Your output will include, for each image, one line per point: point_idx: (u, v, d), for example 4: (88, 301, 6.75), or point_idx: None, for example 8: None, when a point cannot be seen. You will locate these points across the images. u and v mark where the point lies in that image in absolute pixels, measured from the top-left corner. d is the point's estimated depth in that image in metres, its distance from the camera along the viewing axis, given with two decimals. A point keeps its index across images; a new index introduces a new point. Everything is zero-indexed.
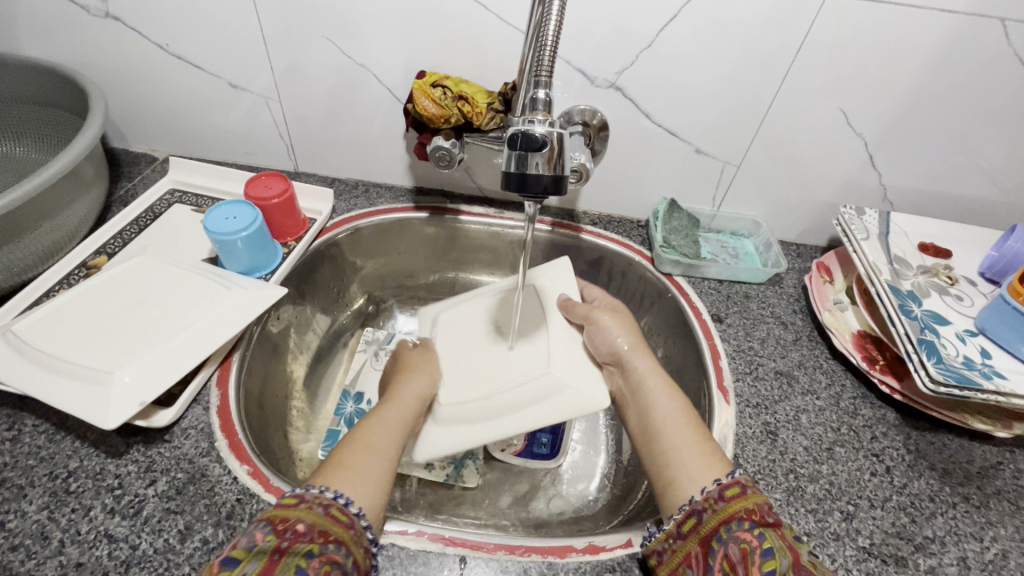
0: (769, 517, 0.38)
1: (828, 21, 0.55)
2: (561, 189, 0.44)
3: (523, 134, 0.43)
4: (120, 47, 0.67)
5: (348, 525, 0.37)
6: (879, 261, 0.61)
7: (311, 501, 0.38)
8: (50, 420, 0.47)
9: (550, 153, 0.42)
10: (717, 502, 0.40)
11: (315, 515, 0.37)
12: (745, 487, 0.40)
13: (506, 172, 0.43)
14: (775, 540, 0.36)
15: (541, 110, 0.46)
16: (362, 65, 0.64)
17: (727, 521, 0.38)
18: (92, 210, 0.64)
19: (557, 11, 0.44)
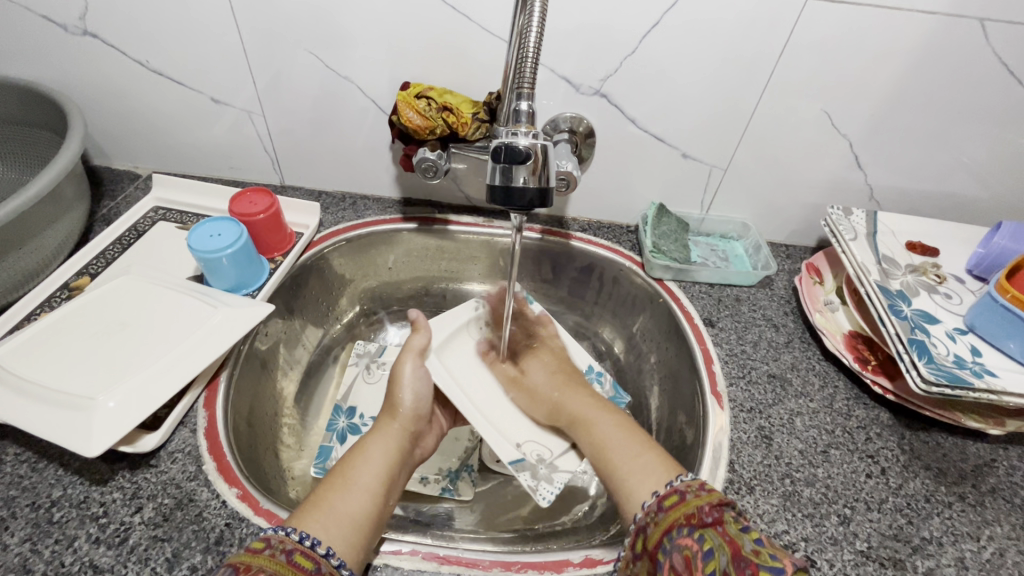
0: (706, 519, 0.38)
1: (809, 25, 0.55)
2: (547, 201, 0.44)
3: (506, 146, 0.42)
4: (99, 65, 0.66)
5: (312, 571, 0.36)
6: (867, 261, 0.61)
7: (275, 548, 0.37)
8: (32, 448, 0.46)
9: (535, 163, 0.42)
10: (657, 514, 0.41)
11: (278, 563, 0.36)
12: (682, 493, 0.41)
13: (492, 185, 0.43)
14: (714, 540, 0.37)
15: (525, 121, 0.46)
16: (345, 78, 0.64)
17: (669, 530, 0.40)
18: (74, 230, 0.63)
19: (537, 23, 0.44)
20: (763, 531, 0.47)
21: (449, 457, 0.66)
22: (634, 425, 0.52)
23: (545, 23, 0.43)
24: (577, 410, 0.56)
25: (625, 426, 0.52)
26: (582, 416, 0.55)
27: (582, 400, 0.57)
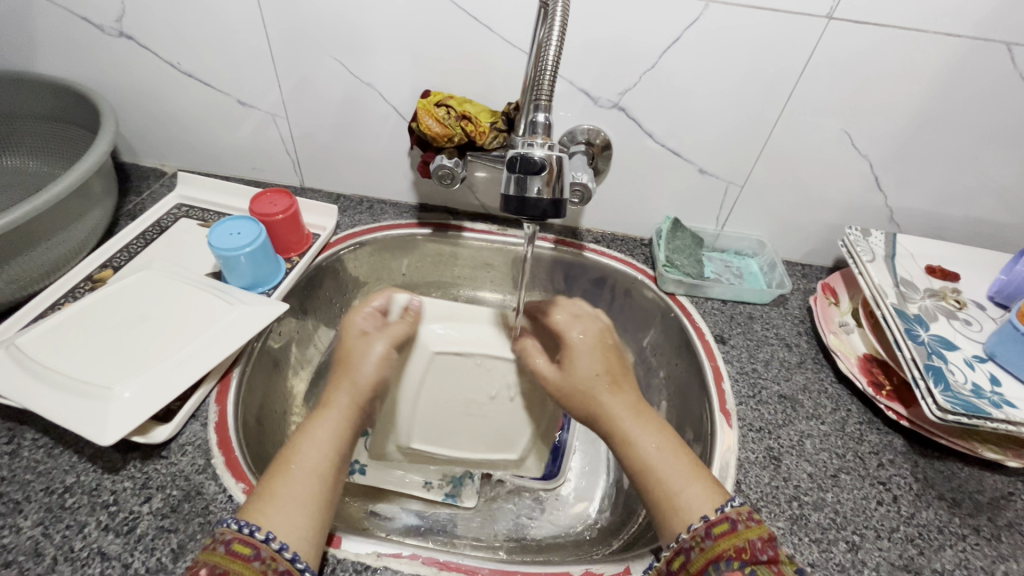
0: (761, 555, 0.36)
1: (830, 45, 0.55)
2: (560, 213, 0.43)
3: (522, 157, 0.42)
4: (132, 65, 0.69)
5: (251, 559, 0.35)
6: (885, 284, 0.60)
7: (262, 565, 0.35)
8: (49, 435, 0.47)
9: (549, 175, 0.42)
10: (705, 540, 0.38)
11: (216, 556, 0.35)
12: (734, 522, 0.38)
13: (505, 195, 0.43)
14: None
15: (540, 133, 0.47)
16: (368, 84, 0.65)
17: (716, 560, 0.37)
18: (101, 224, 0.65)
19: (557, 36, 0.44)
20: None
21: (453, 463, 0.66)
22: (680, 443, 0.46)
23: (564, 39, 0.44)
24: (614, 415, 0.47)
25: (673, 447, 0.45)
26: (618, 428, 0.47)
27: (620, 399, 0.48)
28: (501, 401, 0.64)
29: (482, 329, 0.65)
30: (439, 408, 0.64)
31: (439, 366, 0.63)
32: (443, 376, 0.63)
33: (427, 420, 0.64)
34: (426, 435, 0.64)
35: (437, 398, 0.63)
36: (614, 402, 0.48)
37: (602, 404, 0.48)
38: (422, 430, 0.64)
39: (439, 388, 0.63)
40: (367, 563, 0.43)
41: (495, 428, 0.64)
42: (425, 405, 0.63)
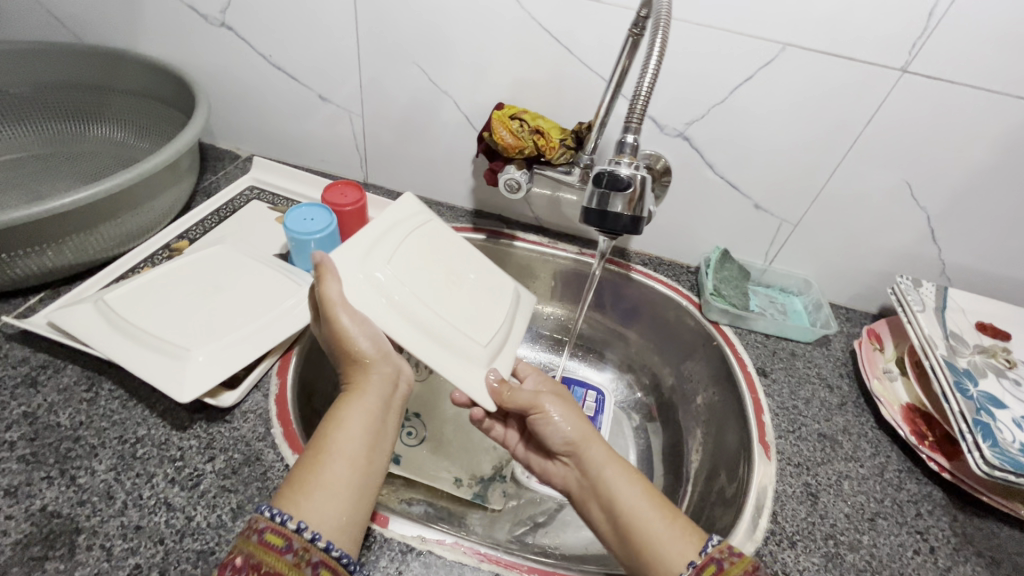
0: None
1: (899, 97, 0.57)
2: (638, 230, 0.45)
3: (610, 173, 0.44)
4: (227, 53, 0.73)
5: (283, 551, 0.35)
6: (935, 335, 0.60)
7: (295, 557, 0.36)
8: (125, 387, 0.50)
9: (633, 194, 0.44)
10: None
11: (249, 545, 0.35)
12: (719, 561, 0.38)
13: (587, 208, 0.45)
14: None
15: (627, 153, 0.49)
16: (445, 92, 0.69)
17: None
18: (182, 198, 0.69)
19: (653, 69, 0.46)
20: None
21: (483, 466, 0.69)
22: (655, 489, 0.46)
23: (661, 68, 0.46)
24: (597, 456, 0.49)
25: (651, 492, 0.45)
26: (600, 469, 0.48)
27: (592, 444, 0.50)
28: (457, 269, 0.58)
29: (386, 231, 0.54)
30: (450, 316, 0.53)
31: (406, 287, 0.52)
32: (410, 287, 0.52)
33: (461, 325, 0.53)
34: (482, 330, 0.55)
35: (437, 310, 0.52)
36: (598, 446, 0.49)
37: (585, 441, 0.50)
38: (474, 328, 0.54)
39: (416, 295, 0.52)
40: (412, 545, 0.44)
41: (483, 271, 0.60)
42: (442, 318, 0.52)
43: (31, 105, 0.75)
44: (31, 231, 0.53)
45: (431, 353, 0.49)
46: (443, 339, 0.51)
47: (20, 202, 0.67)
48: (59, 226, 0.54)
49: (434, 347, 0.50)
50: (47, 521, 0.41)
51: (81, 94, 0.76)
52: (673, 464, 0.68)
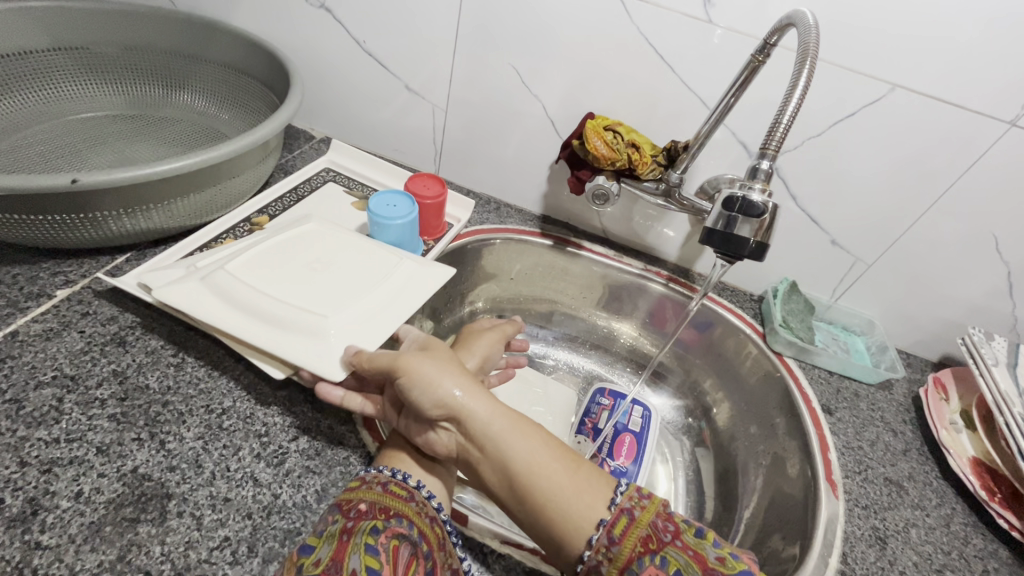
0: (663, 536, 0.40)
1: (1002, 149, 0.57)
2: (762, 258, 0.44)
3: (744, 199, 0.44)
4: (321, 34, 0.74)
5: (408, 499, 0.42)
6: (1011, 391, 0.60)
7: (416, 505, 0.42)
8: (211, 357, 0.50)
9: (764, 224, 0.44)
10: (611, 547, 0.39)
11: (377, 494, 0.41)
12: (629, 512, 0.41)
13: (712, 230, 0.45)
14: (679, 559, 0.38)
15: (761, 178, 0.47)
16: (535, 96, 0.69)
17: (628, 563, 0.39)
18: (264, 173, 0.69)
19: (794, 106, 0.46)
20: None
21: None
22: (551, 442, 0.44)
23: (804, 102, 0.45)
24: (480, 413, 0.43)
25: (549, 449, 0.43)
26: (491, 430, 0.43)
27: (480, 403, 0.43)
28: (347, 265, 0.54)
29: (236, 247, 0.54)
30: (299, 297, 0.49)
31: (234, 267, 0.51)
32: (245, 269, 0.51)
33: (309, 303, 0.49)
34: (339, 305, 0.49)
35: (279, 293, 0.49)
36: (478, 399, 0.44)
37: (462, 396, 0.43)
38: (329, 306, 0.49)
39: (260, 279, 0.50)
40: (492, 547, 0.45)
41: (371, 257, 0.56)
42: (275, 293, 0.49)
43: (120, 66, 0.76)
44: (131, 193, 0.53)
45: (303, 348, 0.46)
46: (307, 325, 0.47)
47: (105, 160, 0.68)
48: (157, 191, 0.54)
49: (256, 324, 0.47)
50: (138, 483, 0.41)
51: (169, 60, 0.77)
52: (724, 491, 0.68)
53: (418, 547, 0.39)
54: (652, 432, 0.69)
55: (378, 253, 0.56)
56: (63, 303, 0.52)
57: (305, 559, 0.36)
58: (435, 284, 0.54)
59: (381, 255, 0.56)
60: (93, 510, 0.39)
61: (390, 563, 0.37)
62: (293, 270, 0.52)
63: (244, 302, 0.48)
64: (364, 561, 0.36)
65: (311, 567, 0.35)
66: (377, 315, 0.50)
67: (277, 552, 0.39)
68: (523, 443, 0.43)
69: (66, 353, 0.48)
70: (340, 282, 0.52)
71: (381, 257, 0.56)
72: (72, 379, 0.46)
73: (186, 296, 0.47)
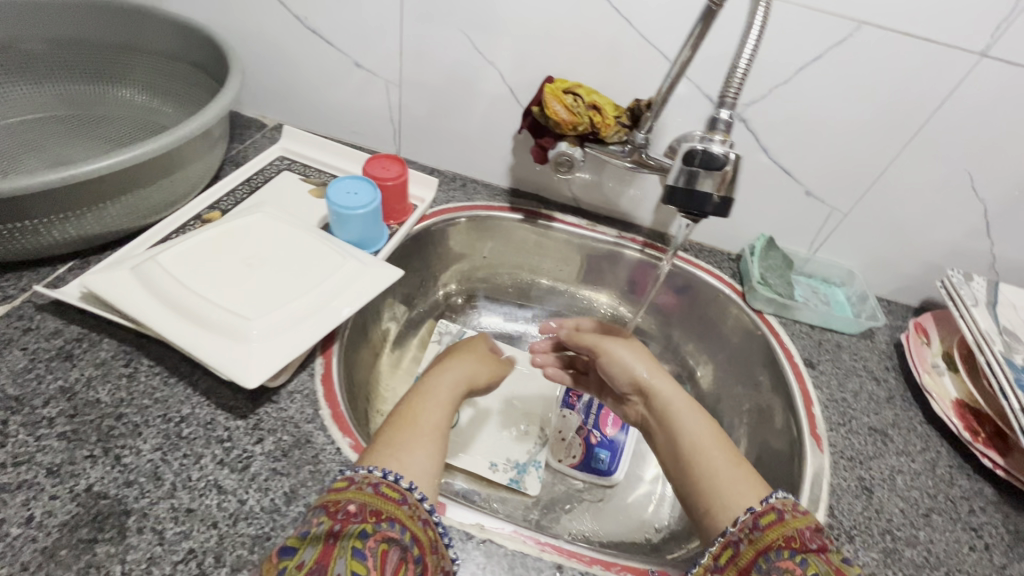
0: (809, 544, 0.39)
1: (974, 82, 0.55)
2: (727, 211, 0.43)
3: (705, 151, 0.41)
4: (259, 14, 0.69)
5: (401, 502, 0.38)
6: (991, 330, 0.59)
7: (410, 509, 0.38)
8: (165, 363, 0.48)
9: (726, 176, 0.41)
10: (753, 531, 0.41)
11: (366, 495, 0.37)
12: (780, 512, 0.41)
13: (673, 187, 0.42)
14: (819, 567, 0.37)
15: (720, 129, 0.44)
16: (491, 63, 0.66)
17: (766, 550, 0.39)
18: (212, 165, 0.65)
19: (751, 46, 0.44)
20: None
21: (518, 449, 0.68)
22: (737, 454, 0.48)
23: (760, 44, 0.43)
24: (660, 387, 0.56)
25: (721, 444, 0.49)
26: (704, 449, 0.49)
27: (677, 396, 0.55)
28: (289, 262, 0.52)
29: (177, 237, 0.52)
30: (227, 295, 0.47)
31: (164, 259, 0.48)
32: (176, 262, 0.48)
33: (240, 301, 0.46)
34: (270, 307, 0.47)
35: (208, 290, 0.46)
36: (686, 419, 0.52)
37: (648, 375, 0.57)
38: (257, 307, 0.46)
39: (193, 273, 0.48)
40: (472, 534, 0.43)
41: (315, 256, 0.53)
42: (204, 291, 0.46)
43: (48, 63, 0.71)
44: (62, 198, 0.49)
45: (227, 350, 0.43)
46: (231, 325, 0.44)
47: (40, 165, 0.64)
48: (91, 193, 0.51)
49: (181, 322, 0.44)
50: (93, 502, 0.39)
51: (99, 52, 0.72)
52: None
53: (409, 552, 0.36)
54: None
55: (320, 250, 0.54)
56: (2, 320, 0.49)
57: (288, 562, 0.34)
58: (378, 287, 0.52)
59: (326, 252, 0.54)
60: (47, 534, 0.37)
61: (378, 568, 0.34)
62: (229, 263, 0.50)
63: (171, 298, 0.45)
64: (350, 567, 0.33)
65: (294, 570, 0.34)
66: (312, 320, 0.48)
67: (246, 560, 0.38)
68: (716, 454, 0.48)
69: (8, 372, 0.45)
70: (279, 281, 0.49)
71: (326, 255, 0.53)
72: (16, 400, 0.43)
73: (114, 289, 0.45)
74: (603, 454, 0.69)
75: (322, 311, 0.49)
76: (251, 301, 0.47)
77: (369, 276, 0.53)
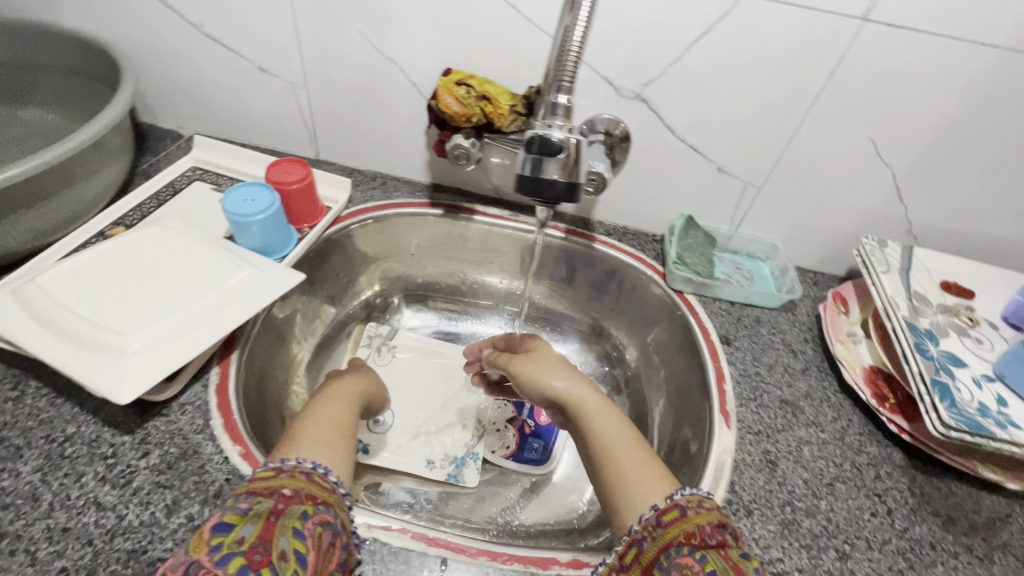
0: (710, 539, 0.36)
1: (861, 47, 0.54)
2: (574, 197, 0.45)
3: (542, 138, 0.44)
4: (156, 24, 0.68)
5: (331, 491, 0.39)
6: (898, 296, 0.59)
7: (337, 501, 0.39)
8: (53, 384, 0.48)
9: (566, 159, 0.45)
10: (655, 528, 0.37)
11: (300, 482, 0.38)
12: (683, 508, 0.37)
13: (520, 174, 0.45)
14: (718, 563, 0.34)
15: (561, 115, 0.50)
16: (390, 59, 0.65)
17: (667, 546, 0.36)
18: (115, 181, 0.64)
19: (583, 24, 0.47)
20: (755, 556, 0.46)
21: (457, 445, 0.69)
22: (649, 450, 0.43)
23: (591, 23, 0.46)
24: (577, 396, 0.47)
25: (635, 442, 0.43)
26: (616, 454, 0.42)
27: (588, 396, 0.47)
28: (179, 275, 0.51)
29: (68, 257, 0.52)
30: (107, 313, 0.46)
31: (44, 282, 0.48)
32: (57, 284, 0.48)
33: (119, 317, 0.46)
34: (152, 321, 0.46)
35: (87, 309, 0.46)
36: (598, 419, 0.45)
37: (563, 384, 0.48)
38: (136, 322, 0.46)
39: (74, 292, 0.47)
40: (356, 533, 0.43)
41: (207, 266, 0.53)
42: (83, 310, 0.46)
43: None
44: None
45: (102, 368, 0.43)
46: (106, 342, 0.44)
47: None
48: None
49: (56, 342, 0.44)
50: None
51: None
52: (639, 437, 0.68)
53: (338, 538, 0.37)
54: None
55: (213, 259, 0.53)
56: None
57: (225, 538, 0.33)
58: (271, 293, 0.52)
59: (219, 261, 0.53)
60: None
61: (317, 549, 0.35)
62: (116, 280, 0.49)
63: (48, 318, 0.45)
64: (293, 544, 0.34)
65: (233, 546, 0.33)
66: (196, 331, 0.47)
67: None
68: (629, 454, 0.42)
69: None
70: (165, 294, 0.49)
71: (219, 263, 0.53)
72: None
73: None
74: (536, 442, 0.71)
75: (207, 322, 0.48)
76: (131, 316, 0.46)
77: (263, 283, 0.53)
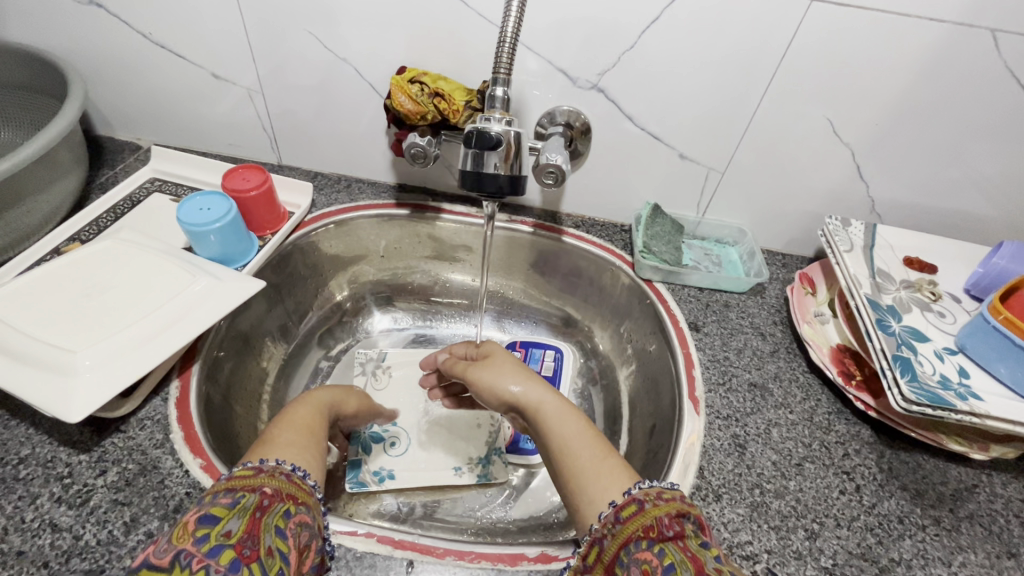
0: (667, 531, 0.35)
1: (812, 28, 0.54)
2: (513, 187, 0.49)
3: (480, 133, 0.47)
4: (104, 34, 0.67)
5: (311, 493, 0.38)
6: (861, 274, 0.59)
7: (314, 502, 0.38)
8: (6, 406, 0.47)
9: (507, 151, 0.48)
10: (614, 525, 0.37)
11: (280, 480, 0.37)
12: (641, 502, 0.37)
13: (463, 170, 0.49)
14: (674, 555, 0.33)
15: (499, 107, 0.51)
16: (344, 60, 0.64)
17: (626, 543, 0.35)
18: (69, 196, 0.63)
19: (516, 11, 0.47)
20: (724, 540, 0.46)
21: (477, 445, 0.67)
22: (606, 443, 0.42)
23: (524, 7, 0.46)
24: (535, 398, 0.46)
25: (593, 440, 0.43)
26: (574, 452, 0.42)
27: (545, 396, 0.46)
28: (133, 287, 0.50)
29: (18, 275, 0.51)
30: (57, 331, 0.46)
31: None
32: (4, 304, 0.47)
33: (69, 334, 0.45)
34: (101, 337, 0.45)
35: (36, 327, 0.45)
36: (554, 419, 0.44)
37: (519, 389, 0.48)
38: (87, 338, 0.45)
39: (22, 311, 0.47)
40: None
41: (163, 277, 0.52)
42: (31, 329, 0.45)
43: None
44: None
45: (52, 387, 0.43)
46: (57, 362, 0.43)
47: None
48: None
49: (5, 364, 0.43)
50: None
51: None
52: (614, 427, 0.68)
53: (315, 540, 0.36)
54: (565, 375, 0.74)
55: (169, 270, 0.53)
56: None
57: (210, 530, 0.32)
58: (229, 302, 0.51)
59: (174, 272, 0.52)
60: None
61: (298, 547, 0.34)
62: (66, 297, 0.48)
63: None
64: (276, 542, 0.33)
65: (219, 538, 0.31)
66: (151, 344, 0.47)
67: None
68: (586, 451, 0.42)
69: None
70: (118, 308, 0.48)
71: (174, 275, 0.52)
72: None
73: None
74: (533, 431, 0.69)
75: (162, 335, 0.47)
76: (82, 333, 0.46)
77: (221, 292, 0.52)
